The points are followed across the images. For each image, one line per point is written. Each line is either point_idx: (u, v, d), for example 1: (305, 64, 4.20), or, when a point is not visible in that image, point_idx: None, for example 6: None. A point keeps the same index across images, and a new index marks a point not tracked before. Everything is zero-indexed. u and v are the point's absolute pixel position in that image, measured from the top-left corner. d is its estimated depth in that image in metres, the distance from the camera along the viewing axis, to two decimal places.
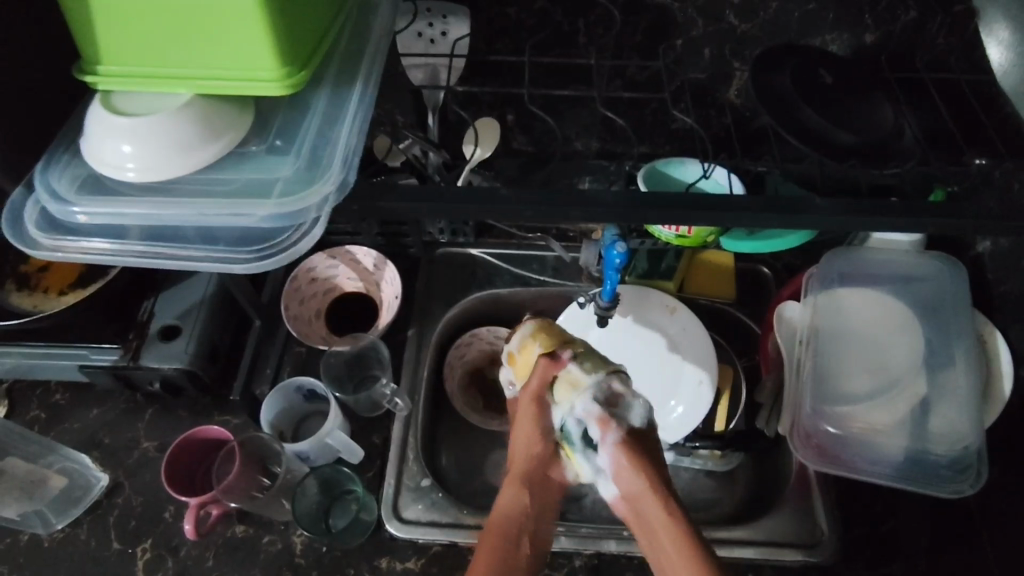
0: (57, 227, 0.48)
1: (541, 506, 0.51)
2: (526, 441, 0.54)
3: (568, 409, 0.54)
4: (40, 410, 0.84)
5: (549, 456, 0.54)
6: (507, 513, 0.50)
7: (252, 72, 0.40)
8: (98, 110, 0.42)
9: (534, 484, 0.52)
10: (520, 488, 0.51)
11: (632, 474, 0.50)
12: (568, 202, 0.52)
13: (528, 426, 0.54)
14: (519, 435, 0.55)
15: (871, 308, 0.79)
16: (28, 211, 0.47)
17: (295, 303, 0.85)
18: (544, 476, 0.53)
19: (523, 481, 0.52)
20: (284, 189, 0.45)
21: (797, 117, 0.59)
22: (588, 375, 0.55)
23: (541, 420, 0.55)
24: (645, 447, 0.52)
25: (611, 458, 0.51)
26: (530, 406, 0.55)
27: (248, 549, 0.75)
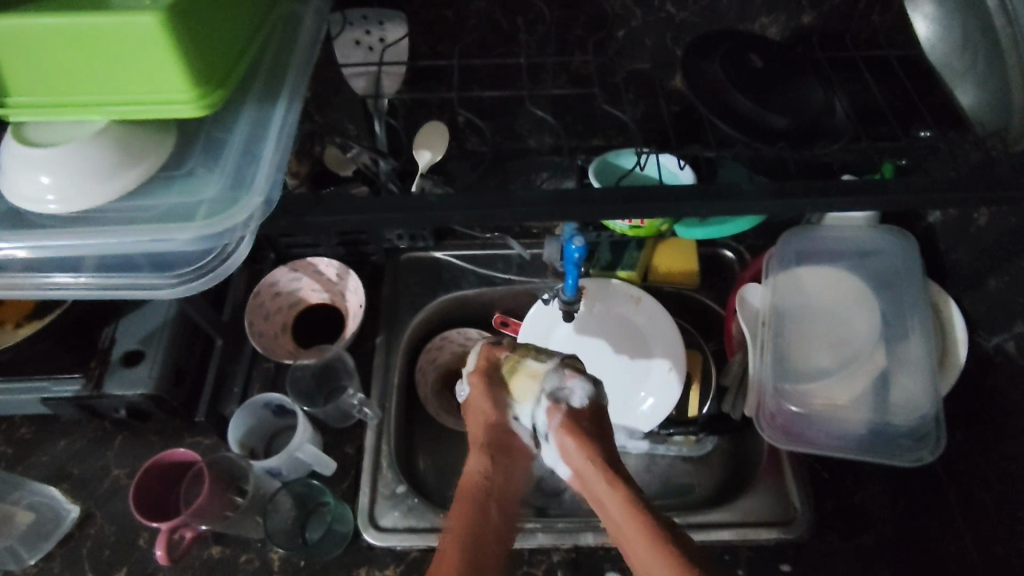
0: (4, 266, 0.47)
1: (505, 472, 0.54)
2: (482, 413, 0.57)
3: (529, 404, 0.55)
4: (5, 446, 0.82)
5: (506, 425, 0.56)
6: (473, 481, 0.53)
7: (163, 94, 0.40)
8: (13, 145, 0.42)
9: (500, 453, 0.55)
10: (487, 457, 0.54)
11: (576, 452, 0.50)
12: (505, 200, 0.51)
13: (484, 404, 0.57)
14: (474, 410, 0.57)
15: (830, 284, 0.80)
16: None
17: (260, 318, 0.85)
18: (505, 444, 0.55)
19: (484, 450, 0.55)
20: (208, 211, 0.44)
21: (730, 104, 0.60)
22: (544, 366, 0.56)
23: (494, 398, 0.57)
24: (588, 418, 0.52)
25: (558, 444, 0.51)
26: (480, 386, 0.58)
27: (226, 569, 0.74)
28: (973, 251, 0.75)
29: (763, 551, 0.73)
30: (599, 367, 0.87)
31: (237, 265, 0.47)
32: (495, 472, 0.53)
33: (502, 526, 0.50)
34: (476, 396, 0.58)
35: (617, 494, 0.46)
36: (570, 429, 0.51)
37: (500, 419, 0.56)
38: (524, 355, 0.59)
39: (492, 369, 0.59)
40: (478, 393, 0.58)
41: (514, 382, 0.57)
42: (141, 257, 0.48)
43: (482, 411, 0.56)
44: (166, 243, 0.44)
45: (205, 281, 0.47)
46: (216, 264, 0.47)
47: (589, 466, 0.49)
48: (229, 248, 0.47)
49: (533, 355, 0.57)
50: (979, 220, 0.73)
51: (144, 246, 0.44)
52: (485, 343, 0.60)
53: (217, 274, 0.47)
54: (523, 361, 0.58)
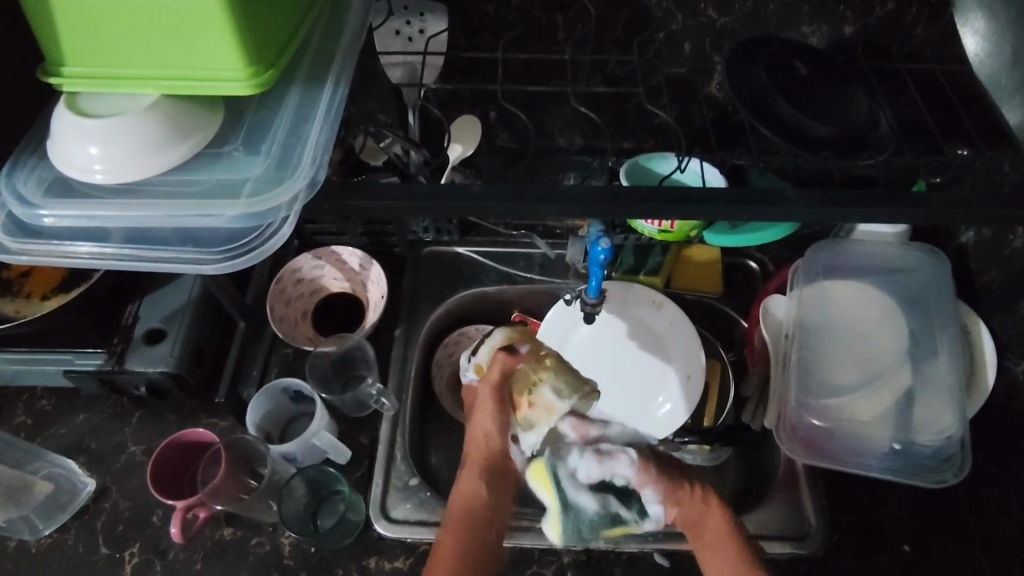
0: (29, 232, 0.46)
1: (498, 493, 0.59)
2: (487, 429, 0.61)
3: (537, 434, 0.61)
4: (26, 416, 0.83)
5: (506, 449, 0.61)
6: (471, 502, 0.57)
7: (217, 72, 0.40)
8: (63, 113, 0.42)
9: (496, 473, 0.60)
10: (485, 479, 0.58)
11: (675, 495, 0.59)
12: (541, 196, 0.51)
13: (490, 421, 0.61)
14: (480, 426, 0.61)
15: (857, 299, 0.79)
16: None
17: (281, 304, 0.85)
18: (502, 466, 0.60)
19: (484, 470, 0.59)
20: (252, 189, 0.44)
21: (771, 111, 0.59)
22: (561, 400, 0.62)
23: (501, 417, 0.61)
24: (668, 467, 0.61)
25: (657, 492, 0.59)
26: (491, 396, 0.62)
27: (237, 552, 0.75)
28: (1007, 273, 0.74)
29: (776, 565, 0.72)
30: (616, 369, 0.87)
31: (275, 248, 0.47)
32: (490, 496, 0.58)
33: (494, 543, 0.56)
34: (484, 405, 0.61)
35: (721, 523, 0.58)
36: (664, 478, 0.60)
37: (501, 442, 0.61)
38: (541, 374, 0.63)
39: (504, 382, 0.62)
40: (486, 403, 0.61)
41: (527, 403, 0.61)
42: (184, 233, 0.48)
43: (488, 428, 0.60)
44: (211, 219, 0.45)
45: (247, 258, 0.46)
46: (258, 243, 0.46)
47: (690, 499, 0.59)
48: (270, 228, 0.47)
49: (551, 382, 0.62)
50: (1015, 242, 0.72)
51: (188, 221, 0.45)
52: (501, 355, 0.63)
53: (260, 253, 0.47)
54: (539, 386, 0.62)
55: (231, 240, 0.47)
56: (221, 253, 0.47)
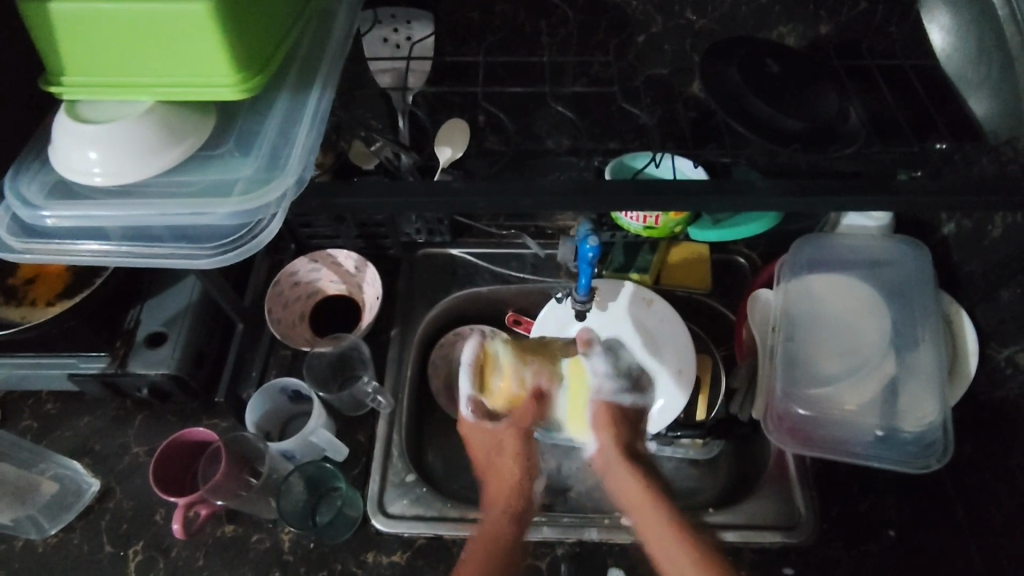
0: (28, 231, 0.48)
1: (521, 526, 0.70)
2: (515, 470, 0.75)
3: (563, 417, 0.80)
4: (32, 420, 0.85)
5: (529, 486, 0.74)
6: (498, 531, 0.69)
7: (207, 77, 0.42)
8: (63, 120, 0.44)
9: (522, 511, 0.72)
10: (514, 522, 0.70)
11: (623, 474, 0.73)
12: (522, 191, 0.53)
13: (514, 468, 0.75)
14: (507, 466, 0.75)
15: (842, 291, 0.81)
16: (0, 217, 0.48)
17: (279, 306, 0.87)
18: (524, 507, 0.72)
19: (511, 505, 0.72)
20: (244, 188, 0.46)
21: (744, 108, 0.61)
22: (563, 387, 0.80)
23: (526, 461, 0.76)
24: (625, 436, 0.76)
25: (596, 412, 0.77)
26: (517, 441, 0.77)
27: (238, 548, 0.77)
28: (987, 263, 0.76)
29: (766, 555, 0.74)
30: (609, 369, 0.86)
31: (265, 243, 0.48)
32: (514, 529, 0.69)
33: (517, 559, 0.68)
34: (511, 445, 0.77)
35: (662, 516, 0.68)
36: (611, 428, 0.76)
37: (525, 482, 0.74)
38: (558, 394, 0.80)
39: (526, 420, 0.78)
40: (510, 446, 0.76)
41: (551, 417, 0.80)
42: (178, 230, 0.50)
43: (514, 470, 0.74)
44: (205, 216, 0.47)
45: (240, 252, 0.48)
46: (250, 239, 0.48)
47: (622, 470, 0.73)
48: (260, 224, 0.48)
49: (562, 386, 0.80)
50: (994, 232, 0.74)
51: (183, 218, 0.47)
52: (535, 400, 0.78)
53: (253, 248, 0.48)
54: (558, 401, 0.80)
55: (221, 236, 0.49)
56: (212, 249, 0.49)
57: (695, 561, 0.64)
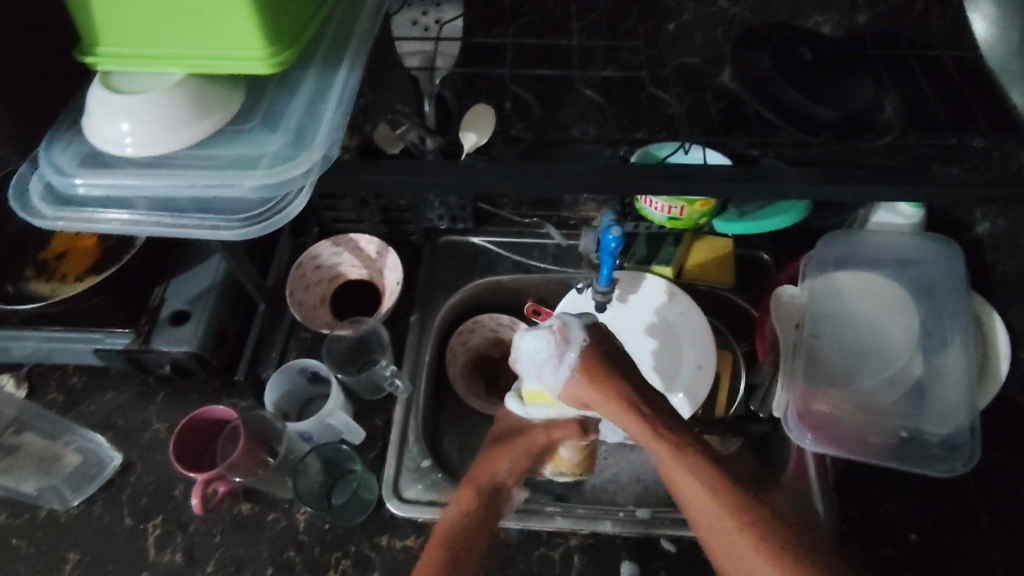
0: (60, 200, 0.49)
1: (485, 517, 0.67)
2: (492, 468, 0.71)
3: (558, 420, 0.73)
4: (57, 393, 0.87)
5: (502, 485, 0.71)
6: (456, 522, 0.65)
7: (237, 51, 0.42)
8: (96, 91, 0.44)
9: (490, 503, 0.68)
10: (468, 502, 0.67)
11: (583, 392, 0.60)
12: (549, 174, 0.53)
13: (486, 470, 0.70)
14: (488, 462, 0.71)
15: (868, 290, 0.79)
16: (34, 185, 0.49)
17: (300, 289, 0.88)
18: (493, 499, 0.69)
19: (474, 494, 0.68)
20: (270, 162, 0.46)
21: (775, 96, 0.60)
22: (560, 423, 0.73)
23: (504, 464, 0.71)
24: (607, 368, 0.60)
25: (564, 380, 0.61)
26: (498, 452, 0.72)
27: (254, 526, 0.77)
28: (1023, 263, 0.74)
29: None
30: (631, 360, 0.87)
31: (290, 218, 0.49)
32: (476, 521, 0.66)
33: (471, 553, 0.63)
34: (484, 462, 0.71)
35: (728, 521, 0.54)
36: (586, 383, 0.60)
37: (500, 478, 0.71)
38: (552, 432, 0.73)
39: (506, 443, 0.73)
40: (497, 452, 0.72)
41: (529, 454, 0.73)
42: (206, 203, 0.50)
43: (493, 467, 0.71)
44: (231, 188, 0.47)
45: (263, 226, 0.48)
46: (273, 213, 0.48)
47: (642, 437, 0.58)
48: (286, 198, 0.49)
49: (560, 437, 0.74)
50: None
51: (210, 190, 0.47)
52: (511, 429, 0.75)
53: (276, 222, 0.49)
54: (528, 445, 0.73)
55: (247, 209, 0.49)
56: (238, 222, 0.49)
57: (750, 541, 0.53)
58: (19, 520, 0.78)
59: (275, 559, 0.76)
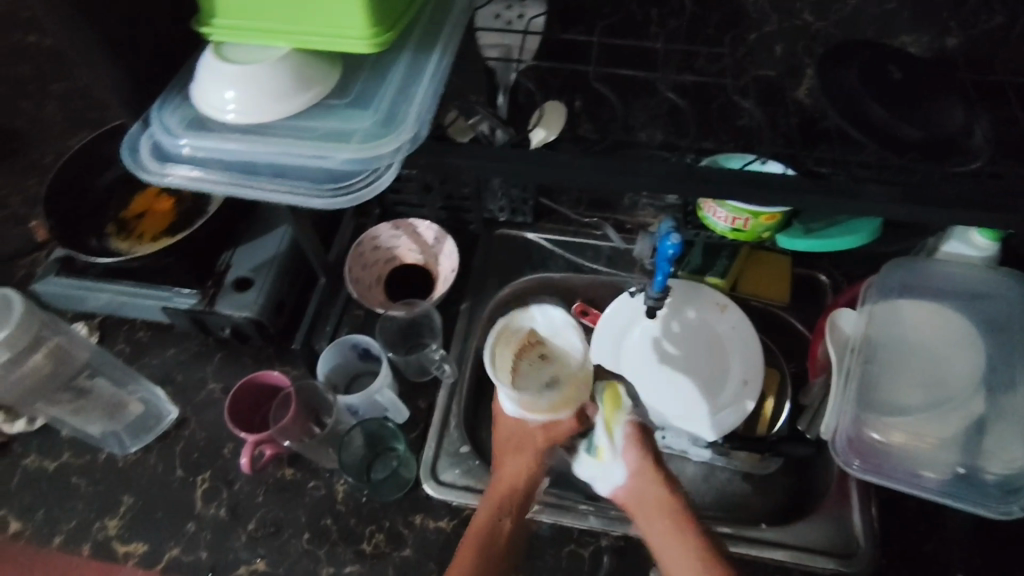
0: (163, 157, 0.52)
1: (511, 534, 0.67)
2: (511, 476, 0.70)
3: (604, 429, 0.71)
4: (124, 344, 0.91)
5: (525, 495, 0.70)
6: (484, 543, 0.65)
7: (342, 30, 0.44)
8: (208, 59, 0.47)
9: (515, 519, 0.68)
10: (512, 517, 0.68)
11: (634, 453, 0.69)
12: (624, 169, 0.53)
13: (515, 478, 0.70)
14: (507, 473, 0.71)
15: (931, 321, 0.77)
16: (143, 142, 0.51)
17: (358, 267, 0.90)
18: (515, 515, 0.68)
19: (499, 510, 0.68)
20: (361, 138, 0.48)
21: (860, 112, 0.63)
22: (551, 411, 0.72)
23: (528, 467, 0.71)
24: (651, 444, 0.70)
25: (625, 436, 0.70)
26: (525, 457, 0.71)
27: (296, 491, 0.80)
28: None
29: None
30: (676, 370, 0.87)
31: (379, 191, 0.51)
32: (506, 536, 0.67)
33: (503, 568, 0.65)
34: (513, 465, 0.71)
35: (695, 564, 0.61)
36: (636, 445, 0.70)
37: (521, 493, 0.70)
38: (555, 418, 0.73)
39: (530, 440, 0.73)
40: (523, 454, 0.72)
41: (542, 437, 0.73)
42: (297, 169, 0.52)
43: (516, 474, 0.70)
44: (323, 159, 0.49)
45: (350, 199, 0.50)
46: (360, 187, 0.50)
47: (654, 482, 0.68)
48: (375, 174, 0.51)
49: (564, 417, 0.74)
50: None
51: (304, 159, 0.49)
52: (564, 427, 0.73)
53: (362, 195, 0.51)
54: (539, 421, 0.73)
55: (336, 179, 0.51)
56: (326, 190, 0.51)
57: None
58: (80, 459, 0.83)
59: (312, 525, 0.78)
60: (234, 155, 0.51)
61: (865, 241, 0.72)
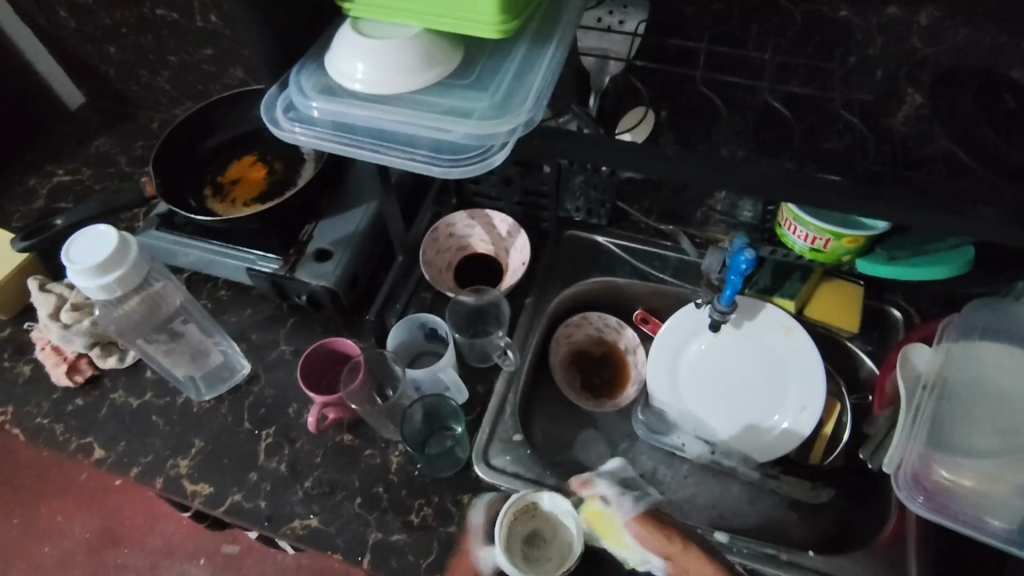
0: (295, 118, 0.56)
1: None
2: None
3: (631, 551, 0.70)
4: (207, 300, 0.97)
5: None
6: None
7: (474, 15, 0.47)
8: (346, 34, 0.51)
9: None
10: None
11: (650, 536, 0.69)
12: (726, 171, 0.55)
13: None
14: None
15: (1014, 367, 0.75)
16: (279, 103, 0.55)
17: (432, 251, 0.94)
18: None
19: None
20: (479, 116, 0.51)
21: (975, 140, 0.68)
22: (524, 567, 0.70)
23: None
24: (660, 520, 0.70)
25: (632, 529, 0.70)
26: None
27: (352, 457, 0.83)
28: None
29: None
30: (736, 386, 0.88)
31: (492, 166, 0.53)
32: None
33: None
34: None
35: None
36: (644, 524, 0.70)
37: None
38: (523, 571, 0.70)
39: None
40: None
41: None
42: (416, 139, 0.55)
43: None
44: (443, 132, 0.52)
45: (465, 171, 0.53)
46: (473, 162, 0.53)
47: (679, 552, 0.68)
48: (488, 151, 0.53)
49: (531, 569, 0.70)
50: None
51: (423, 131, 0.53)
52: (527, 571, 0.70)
53: (475, 170, 0.53)
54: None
55: (453, 152, 0.54)
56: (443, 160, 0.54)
57: None
58: (160, 401, 0.89)
59: (365, 490, 0.81)
60: (360, 121, 0.54)
61: (955, 272, 0.71)
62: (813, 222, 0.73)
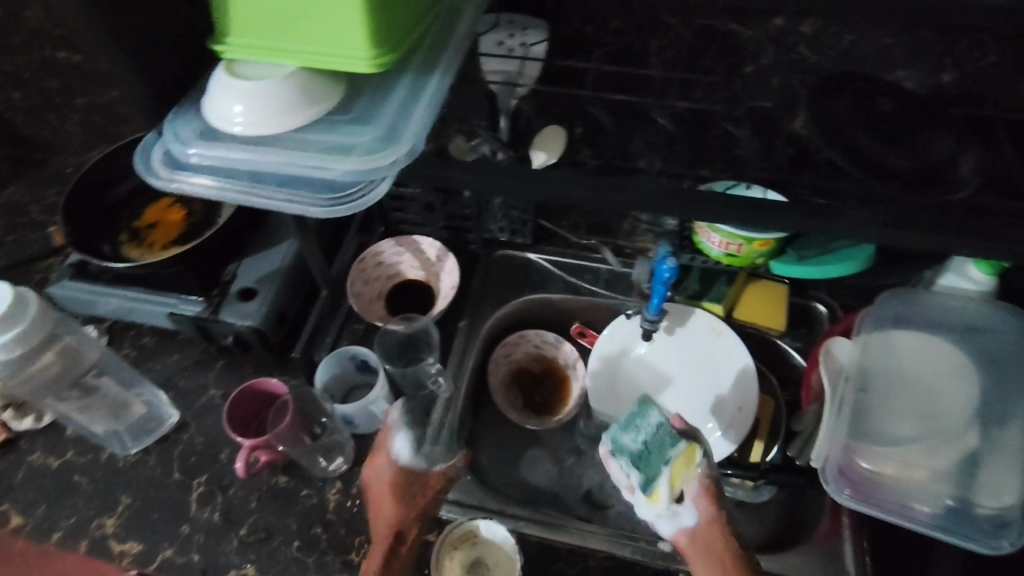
0: (171, 165, 0.55)
1: None
2: None
3: (664, 496, 0.63)
4: (130, 349, 0.93)
5: None
6: None
7: (347, 51, 0.47)
8: (222, 76, 0.50)
9: None
10: None
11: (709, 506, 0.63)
12: (622, 186, 0.54)
13: None
14: None
15: (926, 354, 0.78)
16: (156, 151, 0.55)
17: (360, 281, 0.93)
18: None
19: None
20: (361, 150, 0.51)
21: (853, 144, 0.68)
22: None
23: None
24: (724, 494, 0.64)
25: (698, 488, 0.63)
26: None
27: (287, 499, 0.81)
28: None
29: None
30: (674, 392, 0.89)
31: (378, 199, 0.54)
32: None
33: None
34: None
35: None
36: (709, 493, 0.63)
37: None
38: None
39: None
40: None
41: None
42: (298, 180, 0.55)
43: None
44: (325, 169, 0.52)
45: (348, 207, 0.53)
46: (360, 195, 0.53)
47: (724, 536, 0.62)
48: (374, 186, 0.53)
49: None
50: None
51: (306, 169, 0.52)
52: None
53: (363, 203, 0.54)
54: None
55: (335, 189, 0.54)
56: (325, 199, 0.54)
57: None
58: (82, 459, 0.85)
59: (303, 532, 0.78)
60: (237, 165, 0.54)
61: (859, 267, 0.75)
62: (724, 228, 0.75)
